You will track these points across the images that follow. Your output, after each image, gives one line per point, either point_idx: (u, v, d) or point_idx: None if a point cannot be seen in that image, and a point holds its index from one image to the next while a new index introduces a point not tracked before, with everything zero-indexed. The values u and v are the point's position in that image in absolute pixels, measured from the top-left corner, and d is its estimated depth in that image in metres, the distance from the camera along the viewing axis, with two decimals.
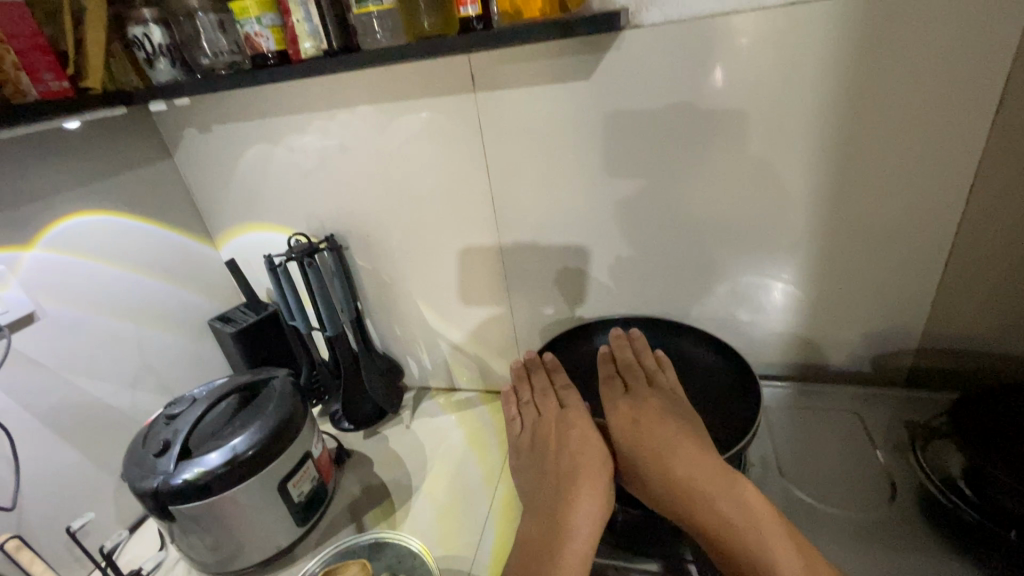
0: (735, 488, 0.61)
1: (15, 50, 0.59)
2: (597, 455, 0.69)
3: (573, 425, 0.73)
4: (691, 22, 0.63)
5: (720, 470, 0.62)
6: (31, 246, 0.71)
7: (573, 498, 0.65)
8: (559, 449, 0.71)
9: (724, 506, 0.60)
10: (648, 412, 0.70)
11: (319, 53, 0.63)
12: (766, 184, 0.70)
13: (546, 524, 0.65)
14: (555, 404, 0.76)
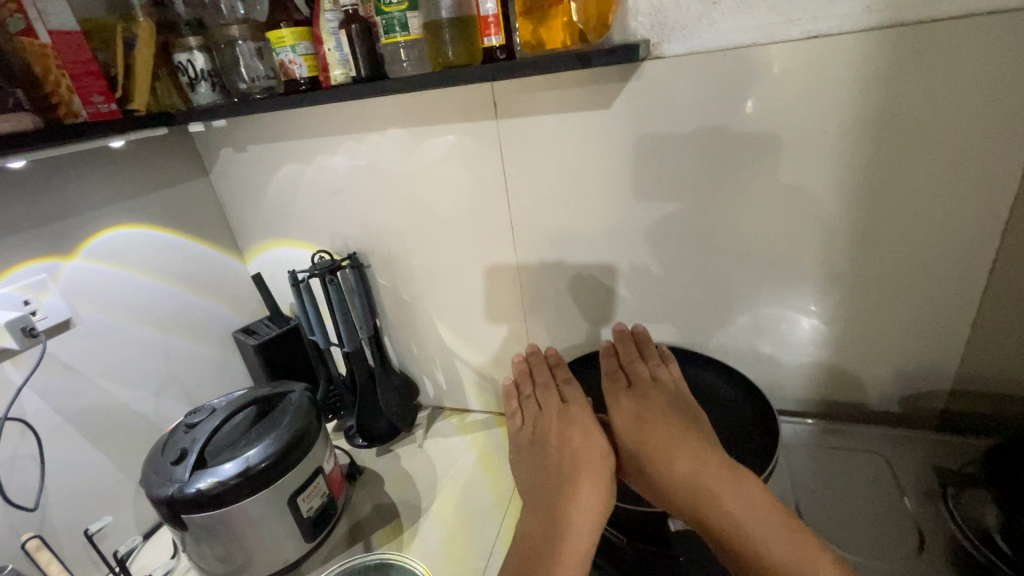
0: (740, 486, 0.63)
1: (70, 74, 0.64)
2: (597, 450, 0.72)
3: (574, 421, 0.76)
4: (714, 53, 0.63)
5: (724, 467, 0.65)
6: (73, 256, 0.75)
7: (575, 494, 0.68)
8: (561, 443, 0.75)
9: (729, 502, 0.62)
10: (650, 410, 0.74)
11: (348, 79, 0.66)
12: (789, 216, 0.69)
13: (548, 518, 0.68)
14: (558, 399, 0.79)
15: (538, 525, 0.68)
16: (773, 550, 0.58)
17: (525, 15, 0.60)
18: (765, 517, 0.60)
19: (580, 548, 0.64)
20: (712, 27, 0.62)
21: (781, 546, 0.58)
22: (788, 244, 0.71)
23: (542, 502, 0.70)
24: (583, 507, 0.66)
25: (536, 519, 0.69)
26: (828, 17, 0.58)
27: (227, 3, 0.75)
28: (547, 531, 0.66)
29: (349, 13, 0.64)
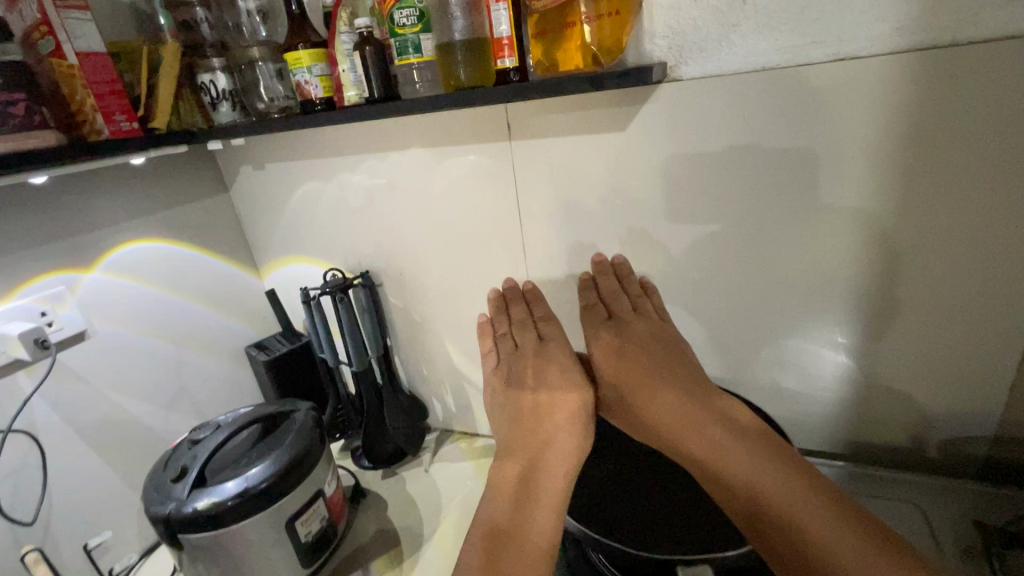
0: (724, 415, 0.64)
1: (95, 94, 0.66)
2: (573, 382, 0.74)
3: (552, 360, 0.76)
4: (734, 75, 0.61)
5: (702, 395, 0.67)
6: (92, 268, 0.77)
7: (553, 426, 0.71)
8: (539, 379, 0.75)
9: (710, 428, 0.64)
10: (631, 346, 0.73)
11: (361, 101, 0.66)
12: (813, 243, 0.66)
13: (529, 455, 0.69)
14: (534, 337, 0.79)
15: (518, 458, 0.69)
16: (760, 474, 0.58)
17: (537, 39, 0.59)
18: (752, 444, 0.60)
19: (560, 486, 0.65)
20: (732, 49, 0.60)
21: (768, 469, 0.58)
22: (811, 272, 0.68)
23: (523, 439, 0.71)
24: (563, 438, 0.70)
25: (518, 456, 0.70)
26: (855, 40, 0.56)
27: (249, 25, 0.77)
28: (528, 466, 0.68)
29: (364, 34, 0.64)
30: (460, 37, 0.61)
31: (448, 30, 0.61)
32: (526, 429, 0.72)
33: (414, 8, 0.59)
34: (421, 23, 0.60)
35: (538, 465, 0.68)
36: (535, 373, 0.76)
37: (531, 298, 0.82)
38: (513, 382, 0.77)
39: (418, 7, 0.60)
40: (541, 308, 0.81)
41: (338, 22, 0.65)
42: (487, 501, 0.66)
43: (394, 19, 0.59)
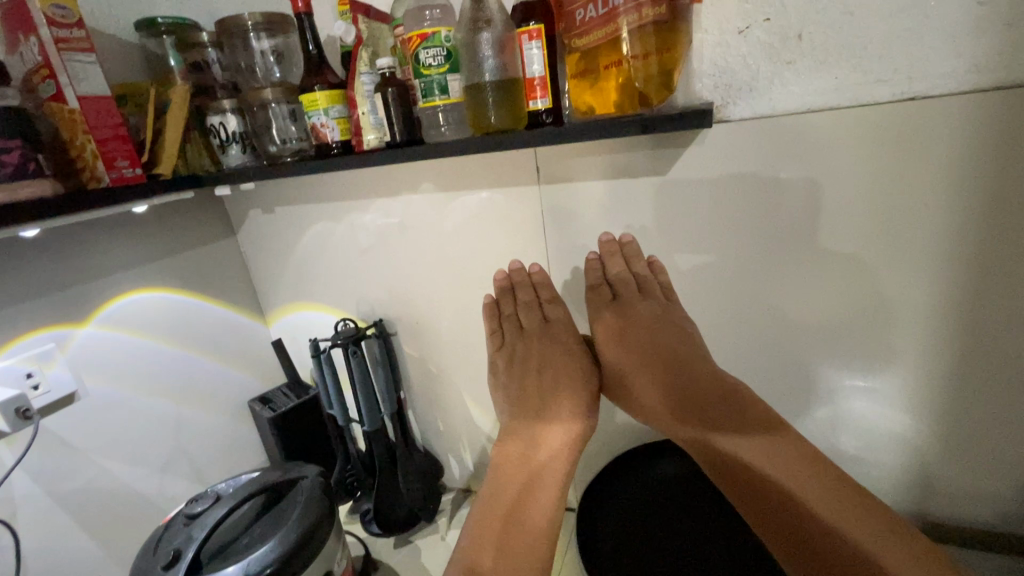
0: (733, 399, 0.60)
1: (97, 139, 0.61)
2: (575, 367, 0.72)
3: (555, 344, 0.74)
4: (788, 116, 0.56)
5: (708, 377, 0.63)
6: (86, 323, 0.71)
7: (554, 412, 0.68)
8: (541, 364, 0.73)
9: (715, 418, 0.60)
10: (632, 330, 0.69)
11: (382, 145, 0.61)
12: (879, 295, 0.59)
13: (528, 442, 0.67)
14: (539, 317, 0.75)
15: (518, 444, 0.67)
16: (766, 467, 0.55)
17: (576, 77, 0.54)
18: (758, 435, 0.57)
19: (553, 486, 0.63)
20: (787, 88, 0.55)
21: (776, 460, 0.55)
22: (876, 327, 0.61)
23: (521, 423, 0.70)
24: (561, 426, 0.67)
25: (518, 441, 0.68)
26: (927, 77, 0.51)
27: (263, 66, 0.73)
28: (529, 455, 0.66)
29: (386, 75, 0.59)
30: (490, 76, 0.56)
31: (478, 69, 0.56)
32: (526, 414, 0.70)
33: (441, 47, 0.55)
34: (448, 63, 0.56)
35: (540, 454, 0.66)
36: (537, 357, 0.73)
37: (536, 280, 0.75)
38: (513, 363, 0.75)
39: (446, 46, 0.55)
40: (546, 292, 0.75)
41: (358, 63, 0.61)
42: (488, 490, 0.65)
43: (419, 60, 0.55)
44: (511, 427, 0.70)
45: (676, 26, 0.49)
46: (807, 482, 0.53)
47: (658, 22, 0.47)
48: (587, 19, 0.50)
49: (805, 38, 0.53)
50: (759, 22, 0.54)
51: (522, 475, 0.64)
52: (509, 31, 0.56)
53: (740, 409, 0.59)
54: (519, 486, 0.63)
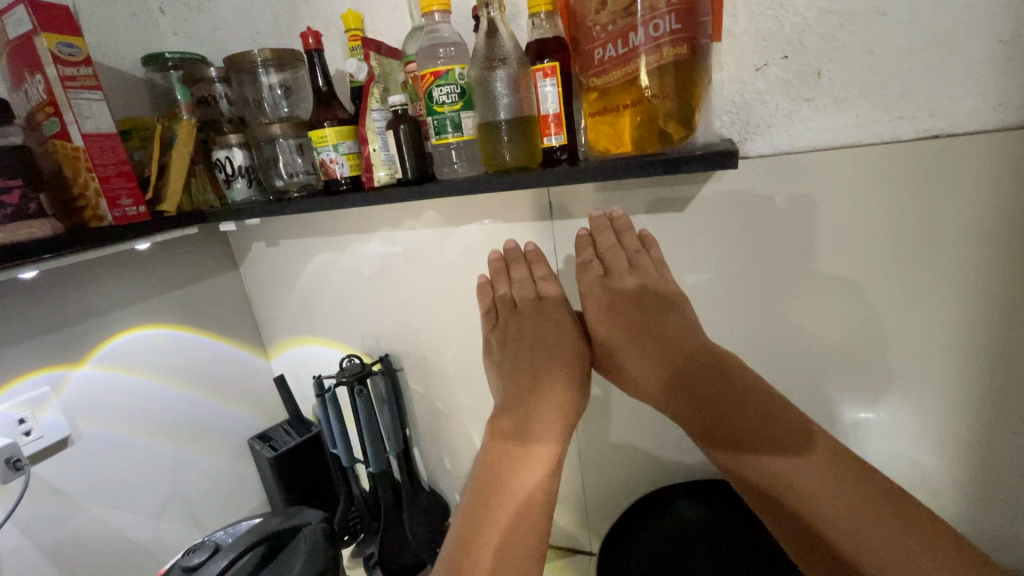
0: (757, 403, 0.54)
1: (100, 177, 0.59)
2: (567, 346, 0.65)
3: (550, 322, 0.67)
4: (809, 153, 0.55)
5: (723, 369, 0.57)
6: (82, 363, 0.68)
7: (545, 396, 0.61)
8: (535, 342, 0.66)
9: (737, 426, 0.54)
10: (623, 305, 0.63)
11: (393, 182, 0.61)
12: (906, 333, 0.57)
13: (527, 437, 0.59)
14: (531, 295, 0.68)
15: (515, 440, 0.59)
16: (786, 471, 0.51)
17: (594, 116, 0.52)
18: (791, 446, 0.51)
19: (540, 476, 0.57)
20: (806, 125, 0.55)
21: (810, 474, 0.50)
22: (904, 366, 0.59)
23: (514, 414, 0.61)
24: (548, 409, 0.60)
25: (517, 437, 0.59)
26: (949, 114, 0.50)
27: (271, 100, 0.72)
28: (531, 455, 0.57)
29: (398, 112, 0.58)
30: (504, 113, 0.55)
31: (492, 106, 0.55)
32: (514, 398, 0.63)
33: (456, 85, 0.54)
34: (462, 100, 0.55)
35: (541, 451, 0.58)
36: (529, 334, 0.67)
37: (531, 259, 0.69)
38: (505, 341, 0.69)
39: (460, 83, 0.54)
40: (540, 270, 0.68)
41: (369, 99, 0.60)
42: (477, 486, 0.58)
43: (432, 97, 0.54)
44: (499, 416, 0.62)
45: (695, 65, 0.48)
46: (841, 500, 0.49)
47: (676, 63, 0.47)
48: (605, 59, 0.49)
49: (824, 75, 0.53)
50: (777, 60, 0.54)
51: (525, 480, 0.56)
52: (524, 69, 0.55)
53: (765, 416, 0.53)
54: (520, 490, 0.56)
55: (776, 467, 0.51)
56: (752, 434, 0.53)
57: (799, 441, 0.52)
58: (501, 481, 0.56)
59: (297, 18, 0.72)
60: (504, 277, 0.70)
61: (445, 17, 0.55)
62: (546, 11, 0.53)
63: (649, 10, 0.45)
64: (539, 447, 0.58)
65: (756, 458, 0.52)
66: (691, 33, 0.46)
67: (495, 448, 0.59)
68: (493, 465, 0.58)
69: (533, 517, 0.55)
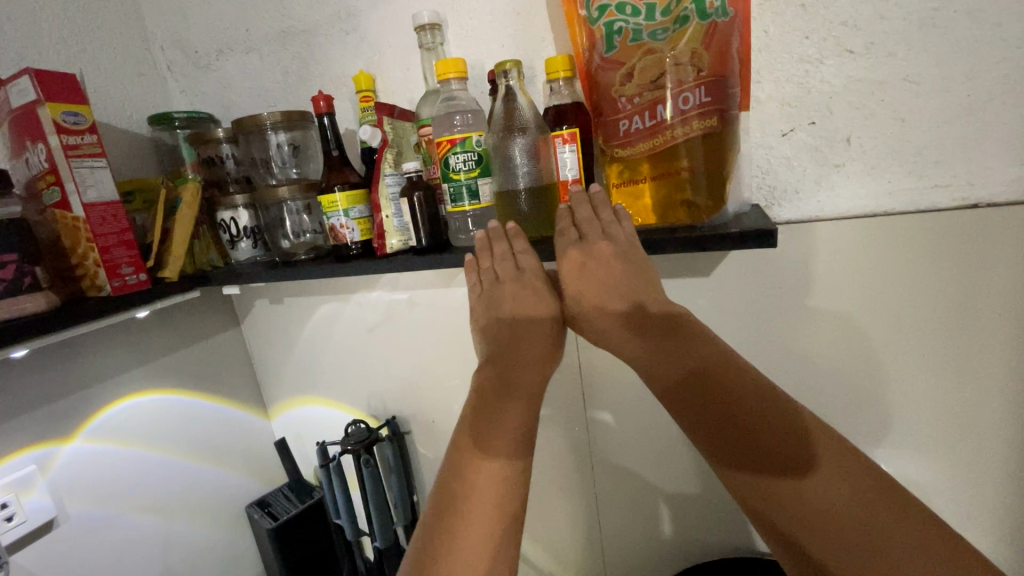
0: (743, 402, 0.43)
1: (100, 247, 0.56)
2: (542, 322, 0.52)
3: (528, 300, 0.53)
4: (838, 220, 0.53)
5: (708, 360, 0.45)
6: (72, 438, 0.64)
7: (509, 397, 0.49)
8: (511, 330, 0.52)
9: (724, 435, 0.43)
10: (601, 279, 0.49)
11: (407, 249, 0.59)
12: (952, 406, 0.54)
13: (484, 455, 0.46)
14: (510, 272, 0.52)
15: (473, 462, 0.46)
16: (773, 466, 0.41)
17: (620, 186, 0.51)
18: (779, 459, 0.40)
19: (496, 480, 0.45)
20: (836, 192, 0.53)
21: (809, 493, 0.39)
22: (949, 441, 0.55)
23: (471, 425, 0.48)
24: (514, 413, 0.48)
25: (476, 457, 0.46)
26: (988, 183, 0.48)
27: (279, 158, 0.70)
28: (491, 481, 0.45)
29: (413, 179, 0.57)
30: (524, 179, 0.54)
31: (511, 172, 0.54)
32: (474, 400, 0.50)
33: (472, 152, 0.52)
34: (478, 167, 0.53)
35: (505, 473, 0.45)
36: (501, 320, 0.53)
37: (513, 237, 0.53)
38: (480, 331, 0.55)
39: (477, 150, 0.52)
40: (519, 242, 0.53)
41: (381, 164, 0.58)
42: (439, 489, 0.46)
43: (449, 165, 0.52)
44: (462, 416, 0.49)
45: (727, 135, 0.46)
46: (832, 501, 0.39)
47: (705, 135, 0.45)
48: (631, 130, 0.47)
49: (854, 142, 0.51)
50: (804, 125, 0.52)
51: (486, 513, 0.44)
52: (543, 135, 0.53)
53: (752, 421, 0.42)
54: (476, 523, 0.43)
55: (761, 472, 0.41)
56: (739, 445, 0.42)
57: (792, 451, 0.40)
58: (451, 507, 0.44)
59: (308, 79, 0.71)
60: (481, 257, 0.53)
61: (461, 84, 0.54)
62: (564, 77, 0.52)
63: (677, 83, 0.44)
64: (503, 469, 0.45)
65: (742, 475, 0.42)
66: (721, 104, 0.44)
67: (447, 473, 0.46)
68: (443, 496, 0.45)
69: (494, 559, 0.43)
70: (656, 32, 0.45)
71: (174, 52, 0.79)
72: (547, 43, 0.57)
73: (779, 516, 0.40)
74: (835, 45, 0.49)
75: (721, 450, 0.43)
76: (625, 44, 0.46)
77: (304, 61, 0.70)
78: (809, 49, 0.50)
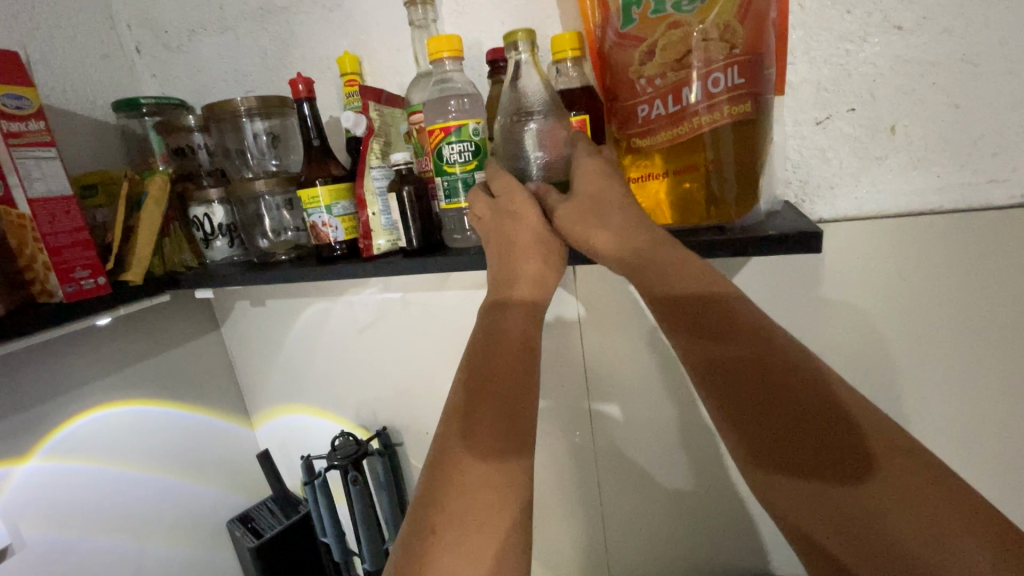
0: (792, 394, 0.32)
1: (50, 249, 0.50)
2: (539, 253, 0.43)
3: (520, 239, 0.42)
4: (876, 219, 0.48)
5: (750, 339, 0.34)
6: (29, 457, 0.59)
7: (499, 360, 0.38)
8: (507, 270, 0.43)
9: (764, 435, 0.32)
10: (609, 210, 0.40)
11: (396, 250, 0.54)
12: (1005, 425, 0.48)
13: (468, 456, 0.34)
14: (513, 202, 0.43)
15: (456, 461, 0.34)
16: (833, 450, 0.30)
17: (639, 181, 0.45)
18: (838, 471, 0.30)
19: (492, 454, 0.34)
20: (876, 187, 0.47)
21: (876, 521, 0.28)
22: (998, 462, 0.49)
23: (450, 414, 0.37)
24: (502, 387, 0.37)
25: (459, 452, 0.34)
26: None
27: (256, 149, 0.64)
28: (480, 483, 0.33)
29: (403, 172, 0.51)
30: (538, 173, 0.48)
31: (523, 163, 0.48)
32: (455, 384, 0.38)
33: (469, 142, 0.46)
34: (476, 159, 0.47)
35: (497, 477, 0.33)
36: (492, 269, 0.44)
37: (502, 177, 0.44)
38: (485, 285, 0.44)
39: (474, 141, 0.46)
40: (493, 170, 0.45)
41: (367, 155, 0.52)
42: (431, 471, 0.35)
43: (442, 157, 0.46)
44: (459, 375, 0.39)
45: (760, 123, 0.40)
46: (896, 488, 0.28)
47: (736, 122, 0.39)
48: (652, 117, 0.41)
49: (898, 131, 0.45)
50: (842, 112, 0.46)
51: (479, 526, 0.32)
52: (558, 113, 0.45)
53: (805, 419, 0.31)
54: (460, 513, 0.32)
55: (808, 452, 0.31)
56: (780, 448, 0.32)
57: (850, 445, 0.30)
58: (437, 489, 0.33)
59: (288, 61, 0.64)
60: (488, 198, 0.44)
61: (456, 65, 0.48)
62: (573, 57, 0.46)
63: (705, 62, 0.38)
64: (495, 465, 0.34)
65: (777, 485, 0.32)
66: (755, 88, 0.39)
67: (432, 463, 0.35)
68: (429, 489, 0.34)
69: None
70: (681, 2, 0.39)
71: (142, 32, 0.72)
72: (552, 20, 0.51)
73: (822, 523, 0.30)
74: (881, 21, 0.43)
75: (762, 453, 0.33)
76: (645, 16, 0.40)
77: (283, 42, 0.64)
78: (851, 25, 0.44)
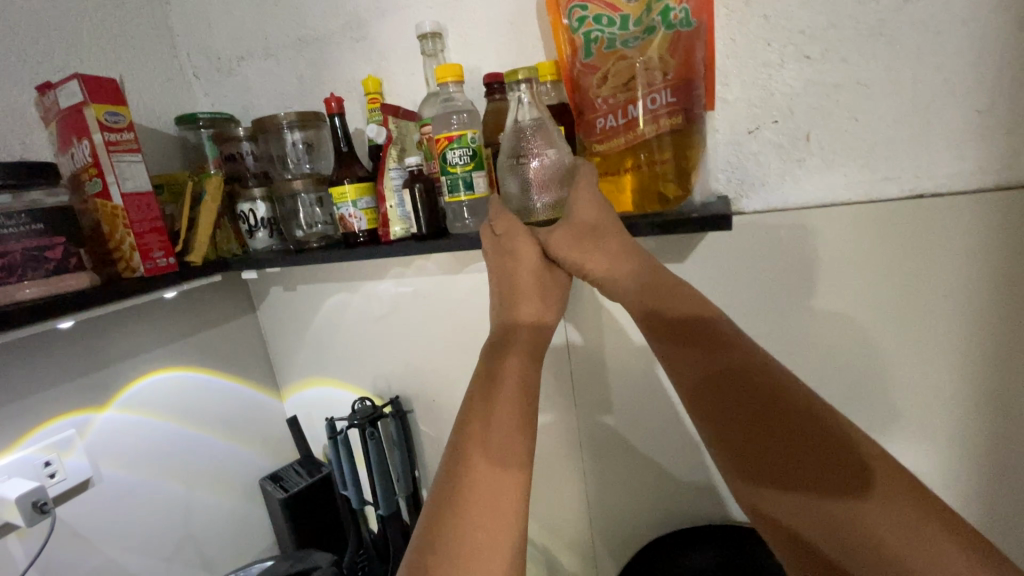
0: (776, 403, 0.40)
1: (135, 233, 0.63)
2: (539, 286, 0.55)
3: (524, 275, 0.54)
4: (799, 210, 0.58)
5: (735, 355, 0.43)
6: (105, 407, 0.71)
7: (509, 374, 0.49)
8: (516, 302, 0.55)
9: (760, 438, 0.40)
10: (592, 248, 0.51)
11: (409, 236, 0.65)
12: (912, 381, 0.58)
13: (486, 452, 0.44)
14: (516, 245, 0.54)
15: (474, 462, 0.44)
16: (819, 455, 0.38)
17: (608, 177, 0.56)
18: (830, 482, 0.37)
19: (512, 451, 0.45)
20: (799, 184, 0.58)
21: (855, 525, 0.35)
22: (907, 413, 0.59)
23: (467, 425, 0.47)
24: (511, 405, 0.47)
25: (480, 460, 0.44)
26: (933, 175, 0.53)
27: (294, 156, 0.77)
28: (490, 483, 0.43)
29: (414, 172, 0.63)
30: (542, 213, 0.57)
31: (529, 206, 0.58)
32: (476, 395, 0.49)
33: (467, 148, 0.58)
34: (473, 161, 0.59)
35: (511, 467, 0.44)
36: (500, 304, 0.56)
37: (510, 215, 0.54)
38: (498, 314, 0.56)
39: (471, 146, 0.58)
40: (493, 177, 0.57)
41: (387, 159, 0.65)
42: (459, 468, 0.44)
43: (446, 159, 0.58)
44: (480, 390, 0.49)
45: (691, 132, 0.51)
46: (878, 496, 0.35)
47: (672, 131, 0.51)
48: (607, 128, 0.53)
49: (812, 139, 0.56)
50: (768, 124, 0.58)
51: (500, 504, 0.42)
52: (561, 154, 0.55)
53: (799, 434, 0.39)
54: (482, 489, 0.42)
55: (799, 460, 0.38)
56: (777, 462, 0.39)
57: (835, 455, 0.37)
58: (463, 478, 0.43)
59: (321, 81, 0.77)
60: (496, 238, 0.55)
61: (458, 87, 0.60)
62: (551, 80, 0.58)
63: (646, 86, 0.50)
64: (507, 469, 0.44)
65: (774, 495, 0.39)
66: (686, 104, 0.50)
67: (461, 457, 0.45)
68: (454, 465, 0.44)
69: (499, 521, 0.41)
70: (628, 40, 0.51)
71: (200, 58, 0.86)
72: (537, 50, 0.63)
73: (812, 523, 0.37)
74: (794, 51, 0.55)
75: (757, 460, 0.40)
76: (601, 51, 0.52)
77: (318, 66, 0.77)
78: (771, 55, 0.56)
